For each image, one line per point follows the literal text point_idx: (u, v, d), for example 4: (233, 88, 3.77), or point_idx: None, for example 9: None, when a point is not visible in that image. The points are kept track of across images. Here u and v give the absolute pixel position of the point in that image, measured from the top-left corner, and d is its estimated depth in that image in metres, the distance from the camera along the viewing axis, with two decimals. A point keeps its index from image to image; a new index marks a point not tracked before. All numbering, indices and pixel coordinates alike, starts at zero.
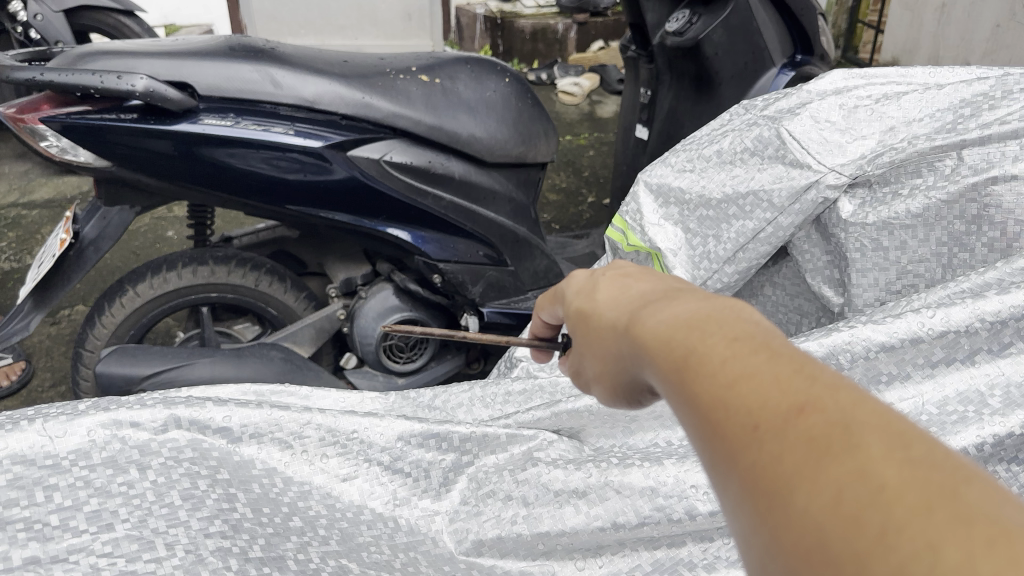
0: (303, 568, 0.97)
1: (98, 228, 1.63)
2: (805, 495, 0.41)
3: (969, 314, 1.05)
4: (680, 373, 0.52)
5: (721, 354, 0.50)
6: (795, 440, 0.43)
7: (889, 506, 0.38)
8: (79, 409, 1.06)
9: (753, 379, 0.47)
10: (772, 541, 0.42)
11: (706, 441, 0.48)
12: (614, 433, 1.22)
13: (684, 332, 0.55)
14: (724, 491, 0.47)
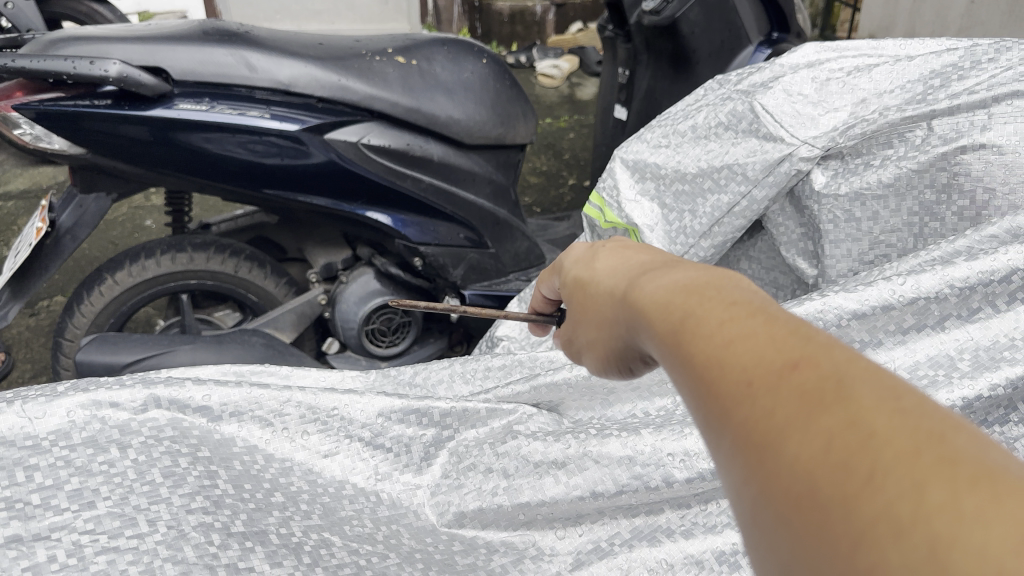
0: (286, 542, 0.96)
1: (74, 216, 1.62)
2: (798, 444, 0.42)
3: (939, 281, 1.07)
4: (676, 335, 0.53)
5: (718, 316, 0.51)
6: (788, 392, 0.44)
7: (879, 452, 0.39)
8: (57, 390, 1.07)
9: (746, 338, 0.48)
10: (765, 491, 0.43)
11: (701, 398, 0.49)
12: (593, 405, 1.25)
13: (681, 297, 0.56)
14: (718, 446, 0.48)
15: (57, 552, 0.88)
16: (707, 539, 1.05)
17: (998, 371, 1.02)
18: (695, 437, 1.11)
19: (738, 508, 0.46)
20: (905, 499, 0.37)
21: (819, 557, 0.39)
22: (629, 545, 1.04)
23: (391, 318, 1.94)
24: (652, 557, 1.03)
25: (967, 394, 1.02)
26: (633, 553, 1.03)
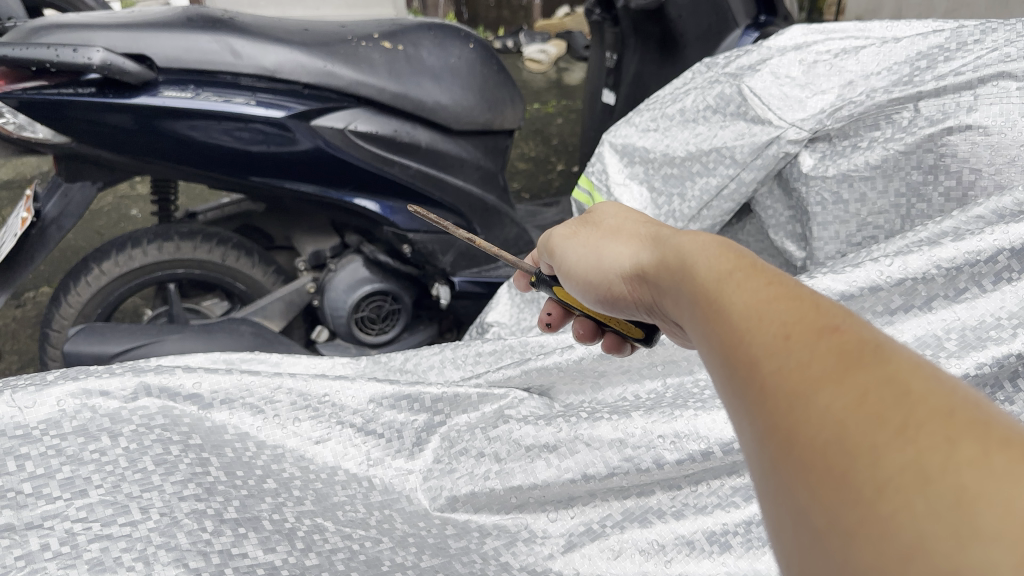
0: (279, 528, 0.96)
1: (60, 206, 1.60)
2: (830, 394, 0.44)
3: (926, 261, 1.09)
4: (721, 300, 0.55)
5: (765, 288, 0.53)
6: (825, 351, 0.46)
7: (911, 404, 0.40)
8: (47, 379, 1.06)
9: (792, 306, 0.50)
10: (790, 435, 0.45)
11: (739, 354, 0.51)
12: (584, 389, 1.26)
13: (723, 270, 0.58)
14: (747, 398, 0.49)
15: (49, 540, 0.88)
16: (697, 520, 1.05)
17: (985, 349, 1.01)
18: (684, 419, 1.11)
19: (757, 456, 0.48)
20: (929, 449, 0.39)
21: (841, 503, 0.41)
22: (622, 526, 1.05)
23: (380, 306, 1.93)
24: (642, 537, 1.04)
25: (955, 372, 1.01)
26: (625, 534, 1.04)
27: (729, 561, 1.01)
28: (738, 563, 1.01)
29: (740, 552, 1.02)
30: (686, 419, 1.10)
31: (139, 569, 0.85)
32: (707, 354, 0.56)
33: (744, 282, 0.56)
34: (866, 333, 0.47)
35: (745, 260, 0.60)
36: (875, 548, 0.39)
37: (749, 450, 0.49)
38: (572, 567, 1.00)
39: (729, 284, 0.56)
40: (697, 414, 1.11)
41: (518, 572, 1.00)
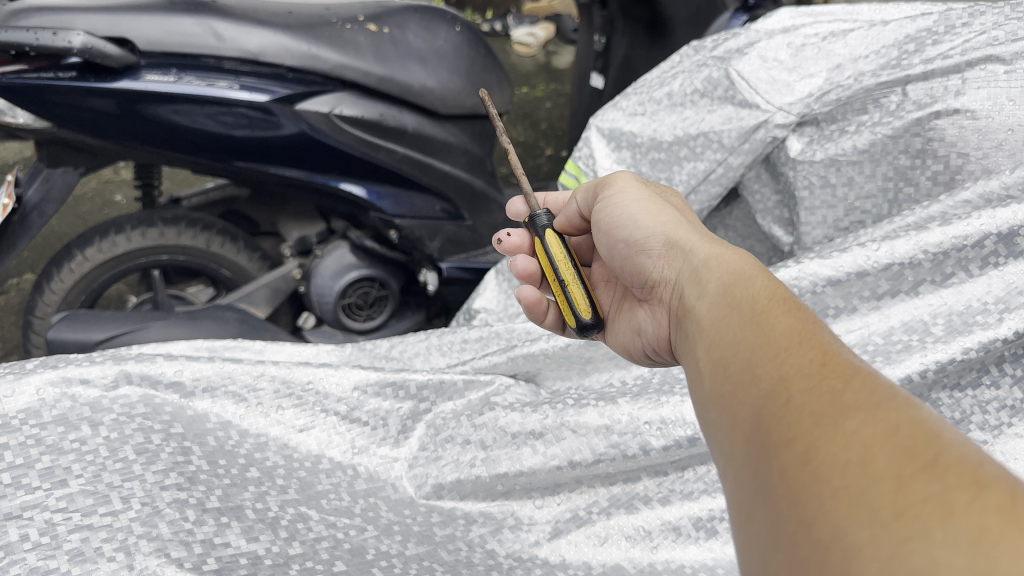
0: (262, 517, 0.95)
1: (41, 191, 1.57)
2: (859, 424, 0.51)
3: (913, 246, 1.09)
4: (771, 336, 0.63)
5: (814, 337, 0.61)
6: (864, 393, 0.53)
7: (935, 450, 0.47)
8: (26, 367, 1.04)
9: (836, 356, 0.58)
10: (814, 451, 0.52)
11: (781, 381, 0.58)
12: (570, 375, 1.25)
13: (778, 310, 0.66)
14: (778, 417, 0.56)
15: (29, 530, 0.86)
16: (683, 506, 1.05)
17: (971, 335, 1.01)
18: (671, 405, 1.11)
19: (774, 467, 0.55)
20: (943, 486, 0.45)
21: (855, 514, 0.47)
22: (608, 513, 1.05)
23: (367, 292, 1.92)
24: (628, 523, 1.03)
25: (941, 357, 1.02)
26: (611, 520, 1.04)
27: (716, 548, 1.01)
28: (725, 549, 1.01)
29: (728, 539, 1.02)
30: (673, 406, 1.10)
31: (120, 559, 0.84)
32: (744, 373, 0.62)
33: (799, 327, 0.63)
34: (907, 394, 0.54)
35: (799, 305, 0.67)
36: (882, 559, 0.44)
37: (765, 462, 0.56)
38: (558, 554, 1.00)
39: (783, 324, 0.63)
40: (683, 400, 1.11)
41: (504, 559, 1.00)
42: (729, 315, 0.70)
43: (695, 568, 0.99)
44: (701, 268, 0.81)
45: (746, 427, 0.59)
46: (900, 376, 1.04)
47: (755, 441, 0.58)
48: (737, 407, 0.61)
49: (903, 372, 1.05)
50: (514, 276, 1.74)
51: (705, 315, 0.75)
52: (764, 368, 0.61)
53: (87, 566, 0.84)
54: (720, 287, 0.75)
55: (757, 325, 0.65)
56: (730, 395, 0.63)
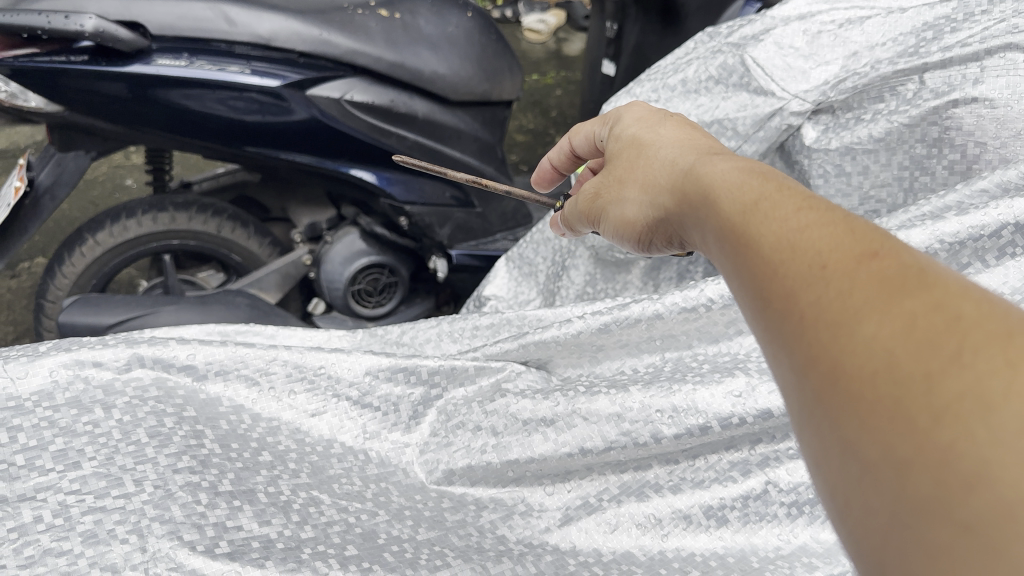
0: (274, 500, 0.96)
1: (53, 175, 1.58)
2: (876, 323, 0.47)
3: (929, 236, 1.07)
4: (764, 240, 0.58)
5: (806, 222, 0.56)
6: (867, 277, 0.49)
7: (959, 332, 0.43)
8: (39, 349, 1.05)
9: (831, 235, 0.53)
10: (838, 360, 0.48)
11: (785, 283, 0.54)
12: (582, 362, 1.24)
13: (769, 207, 0.60)
14: (791, 325, 0.52)
15: (42, 511, 0.86)
16: (692, 494, 1.05)
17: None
18: (683, 393, 1.10)
19: (800, 383, 0.51)
20: (978, 375, 0.41)
21: (896, 429, 0.43)
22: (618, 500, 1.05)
23: (377, 279, 1.92)
24: (639, 511, 1.03)
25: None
26: (620, 507, 1.04)
27: (728, 538, 1.01)
28: (736, 537, 1.00)
29: (739, 529, 1.01)
30: (685, 394, 1.10)
31: (133, 541, 0.84)
32: (754, 287, 0.57)
33: (794, 212, 0.58)
34: (915, 263, 0.48)
35: (786, 187, 0.62)
36: (935, 474, 0.41)
37: (794, 383, 0.52)
38: (569, 540, 1.01)
39: (775, 222, 0.58)
40: (694, 389, 1.11)
41: (515, 545, 1.00)
42: (722, 224, 0.65)
43: (705, 556, 0.99)
44: (690, 191, 0.75)
45: (768, 342, 0.55)
46: None
47: (779, 359, 0.54)
48: (759, 325, 0.57)
49: None
50: (524, 263, 1.74)
51: (706, 240, 0.70)
52: (769, 279, 0.56)
53: (100, 548, 0.84)
54: (710, 198, 0.70)
55: (754, 231, 0.60)
56: (747, 312, 0.59)
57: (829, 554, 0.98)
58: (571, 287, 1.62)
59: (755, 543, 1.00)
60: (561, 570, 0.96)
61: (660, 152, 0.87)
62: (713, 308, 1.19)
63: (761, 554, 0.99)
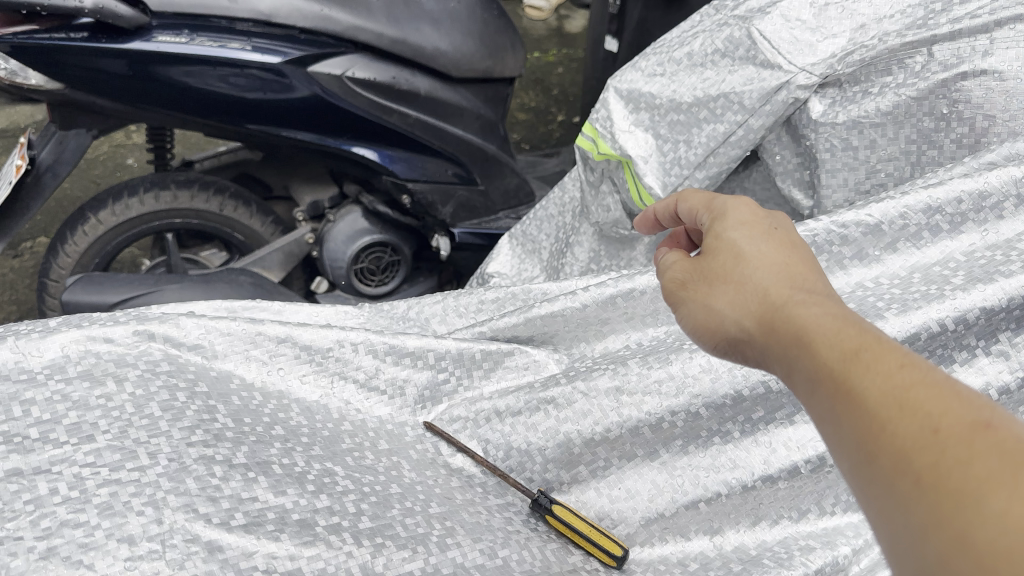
0: (289, 471, 0.96)
1: (55, 153, 1.57)
2: (1006, 504, 0.47)
3: (928, 204, 1.09)
4: (864, 396, 0.56)
5: (915, 381, 0.55)
6: (992, 456, 0.49)
7: None
8: (49, 326, 1.05)
9: (943, 401, 0.53)
10: (966, 538, 0.48)
11: (895, 451, 0.53)
12: (585, 339, 1.21)
13: (871, 357, 0.58)
14: (906, 495, 0.52)
15: (58, 484, 0.87)
16: (695, 471, 1.05)
17: (992, 284, 1.00)
18: (679, 362, 1.08)
19: (913, 550, 0.51)
20: None
21: None
22: (620, 475, 1.06)
23: (380, 257, 1.92)
24: (643, 488, 1.05)
25: (962, 305, 1.00)
26: (619, 482, 1.06)
27: (735, 512, 1.02)
28: (732, 534, 1.01)
29: (744, 520, 1.02)
30: (682, 362, 1.08)
31: (150, 514, 0.84)
32: (856, 443, 0.56)
33: (891, 371, 0.56)
34: None
35: (882, 340, 0.59)
36: None
37: (906, 548, 0.51)
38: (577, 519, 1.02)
39: (876, 376, 0.56)
40: (699, 378, 1.07)
41: (522, 527, 1.00)
42: (812, 369, 0.61)
43: (705, 549, 1.00)
44: (800, 323, 0.64)
45: (873, 504, 0.55)
46: (916, 327, 1.01)
47: (885, 521, 0.53)
48: (860, 482, 0.56)
49: (919, 320, 1.02)
50: (528, 240, 1.74)
51: (792, 380, 0.63)
52: (875, 439, 0.54)
53: (116, 519, 0.83)
54: (821, 337, 0.61)
55: (853, 382, 0.57)
56: (843, 463, 0.57)
57: (824, 535, 1.00)
58: (576, 262, 1.61)
59: (756, 538, 1.01)
60: (565, 559, 0.97)
61: (748, 250, 0.74)
62: None
63: (757, 542, 1.01)
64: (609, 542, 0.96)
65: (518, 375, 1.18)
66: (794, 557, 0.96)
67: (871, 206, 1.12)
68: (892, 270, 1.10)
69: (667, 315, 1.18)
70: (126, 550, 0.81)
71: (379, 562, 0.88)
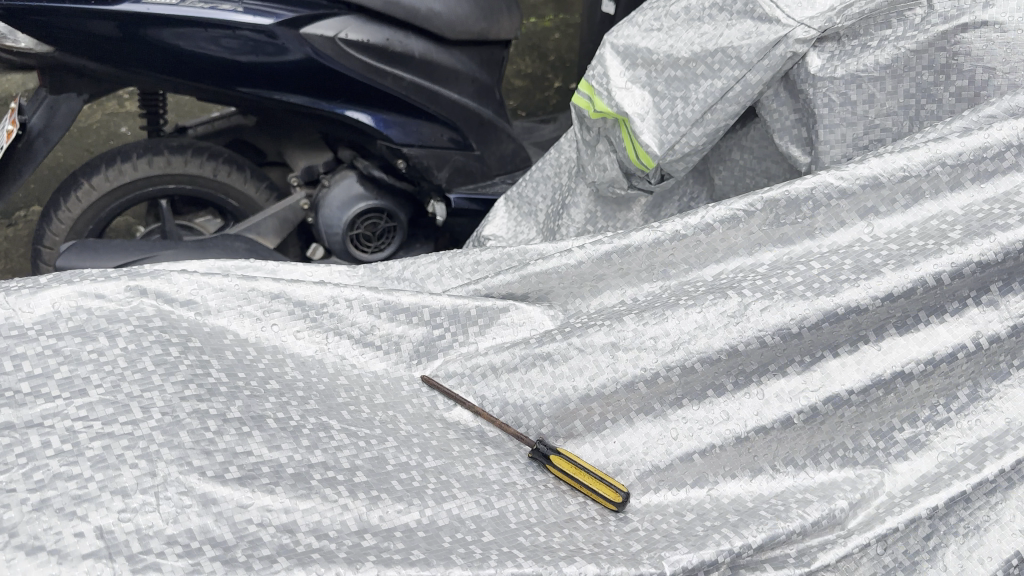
0: (284, 426, 0.96)
1: (45, 118, 1.55)
2: None
3: (929, 157, 1.08)
4: None
5: None
6: None
7: None
8: (40, 281, 1.04)
9: None
10: None
11: None
12: (582, 294, 1.20)
13: None
14: None
15: (50, 438, 0.87)
16: (691, 424, 1.05)
17: (990, 238, 1.01)
18: (676, 319, 1.07)
19: None
20: None
21: None
22: (615, 429, 1.07)
23: (375, 223, 1.90)
24: (637, 442, 1.06)
25: (958, 259, 1.01)
26: (614, 435, 1.06)
27: (731, 464, 1.03)
28: (728, 484, 1.03)
29: (741, 472, 1.03)
30: (678, 319, 1.07)
31: (143, 466, 0.84)
32: None
33: None
34: None
35: None
36: None
37: None
38: None
39: None
40: (694, 336, 1.06)
41: (519, 480, 1.01)
42: None
43: (702, 500, 1.02)
44: None
45: None
46: (913, 280, 1.01)
47: None
48: None
49: (916, 274, 1.01)
50: (524, 202, 1.73)
51: None
52: None
53: (109, 472, 0.83)
54: None
55: None
56: None
57: (822, 490, 1.01)
58: (572, 224, 1.59)
59: (752, 490, 1.02)
60: (562, 509, 0.98)
61: None
62: (713, 232, 1.15)
63: (753, 493, 1.02)
64: (609, 488, 0.99)
65: (513, 332, 1.17)
66: (791, 510, 0.97)
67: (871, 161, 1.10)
68: (891, 226, 1.09)
69: (662, 270, 1.18)
70: (120, 502, 0.81)
71: (374, 515, 0.89)
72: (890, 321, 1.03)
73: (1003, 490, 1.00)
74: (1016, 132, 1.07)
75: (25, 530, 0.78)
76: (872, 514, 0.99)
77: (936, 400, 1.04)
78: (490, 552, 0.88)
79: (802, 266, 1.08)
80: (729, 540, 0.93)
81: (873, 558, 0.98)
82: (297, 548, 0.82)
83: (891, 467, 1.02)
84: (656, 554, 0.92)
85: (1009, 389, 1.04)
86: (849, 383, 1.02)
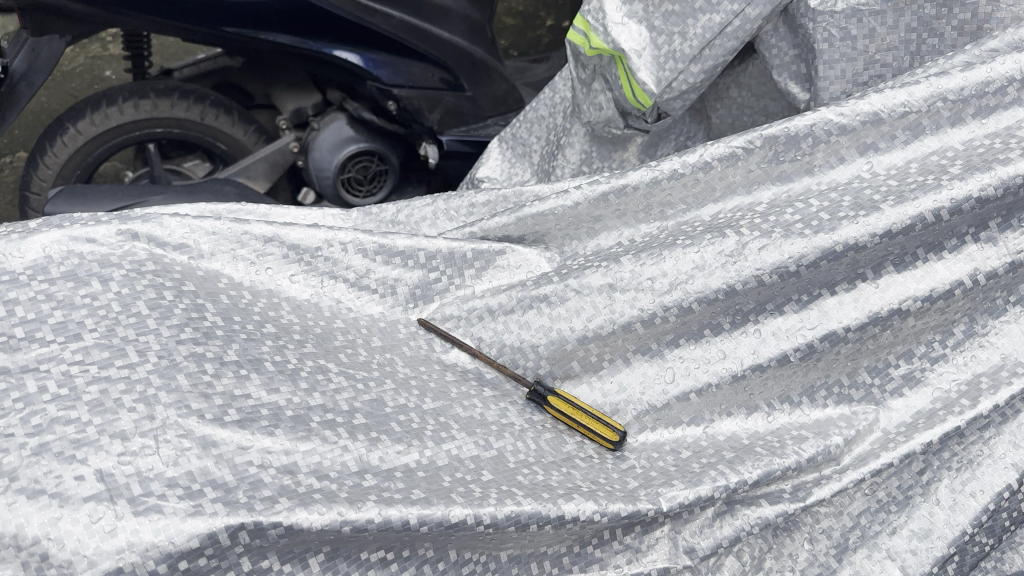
0: (282, 368, 0.96)
1: (28, 60, 1.52)
2: None
3: (932, 92, 1.08)
4: None
5: None
6: None
7: None
8: (30, 226, 1.03)
9: None
10: None
11: None
12: (578, 236, 1.19)
13: None
14: None
15: (46, 382, 0.86)
16: (687, 363, 1.06)
17: (990, 172, 1.01)
18: (673, 259, 1.07)
19: None
20: None
21: None
22: (612, 369, 1.07)
23: (367, 166, 1.86)
24: (634, 382, 1.06)
25: (958, 195, 1.00)
26: (611, 375, 1.07)
27: (727, 402, 1.04)
28: (724, 424, 1.03)
29: (736, 411, 1.04)
30: (675, 259, 1.06)
31: (142, 410, 0.84)
32: None
33: None
34: None
35: None
36: None
37: None
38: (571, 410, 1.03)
39: None
40: (692, 277, 1.05)
41: (517, 420, 1.02)
42: None
43: (698, 438, 1.02)
44: None
45: None
46: (912, 217, 1.00)
47: None
48: None
49: (916, 211, 1.01)
50: (518, 143, 1.70)
51: None
52: None
53: (107, 416, 0.83)
54: None
55: None
56: None
57: (817, 426, 1.02)
58: (567, 164, 1.57)
59: (748, 428, 1.03)
60: (560, 449, 0.99)
61: None
62: (711, 172, 1.14)
63: (750, 431, 1.03)
64: (607, 428, 1.00)
65: (509, 275, 1.16)
66: (787, 446, 0.98)
67: (872, 97, 1.09)
68: (891, 162, 1.08)
69: (660, 210, 1.17)
70: (119, 446, 0.81)
71: (375, 456, 0.89)
72: (888, 258, 1.03)
73: (996, 425, 1.01)
74: (1018, 67, 1.07)
75: (26, 474, 0.78)
76: (868, 450, 1.00)
77: (933, 336, 1.04)
78: (490, 490, 0.89)
79: (801, 203, 1.07)
80: (725, 477, 0.94)
81: (866, 494, 0.99)
82: (298, 488, 0.82)
83: (887, 403, 1.03)
84: (653, 491, 0.93)
85: (1004, 326, 1.04)
86: (847, 320, 1.02)
